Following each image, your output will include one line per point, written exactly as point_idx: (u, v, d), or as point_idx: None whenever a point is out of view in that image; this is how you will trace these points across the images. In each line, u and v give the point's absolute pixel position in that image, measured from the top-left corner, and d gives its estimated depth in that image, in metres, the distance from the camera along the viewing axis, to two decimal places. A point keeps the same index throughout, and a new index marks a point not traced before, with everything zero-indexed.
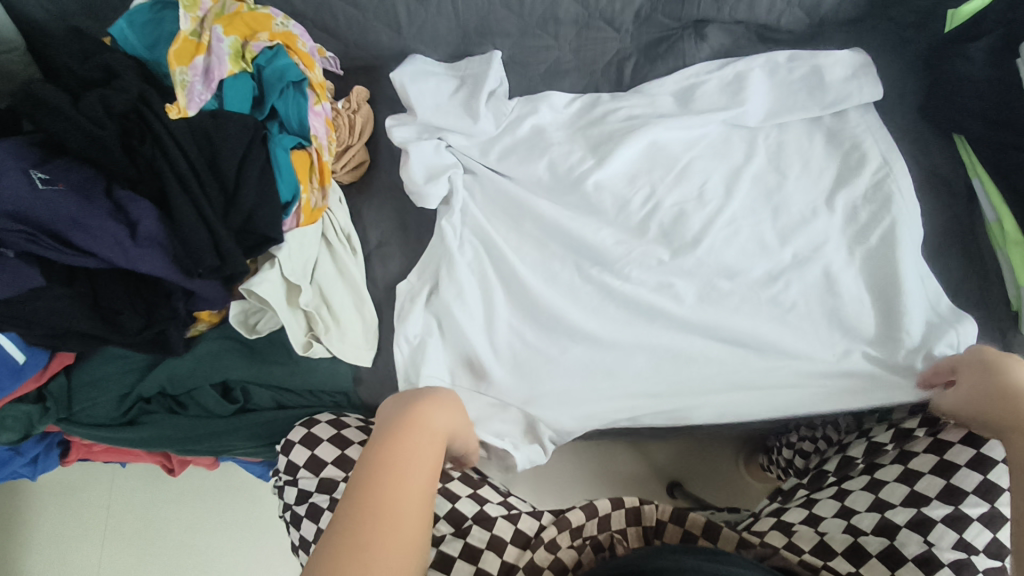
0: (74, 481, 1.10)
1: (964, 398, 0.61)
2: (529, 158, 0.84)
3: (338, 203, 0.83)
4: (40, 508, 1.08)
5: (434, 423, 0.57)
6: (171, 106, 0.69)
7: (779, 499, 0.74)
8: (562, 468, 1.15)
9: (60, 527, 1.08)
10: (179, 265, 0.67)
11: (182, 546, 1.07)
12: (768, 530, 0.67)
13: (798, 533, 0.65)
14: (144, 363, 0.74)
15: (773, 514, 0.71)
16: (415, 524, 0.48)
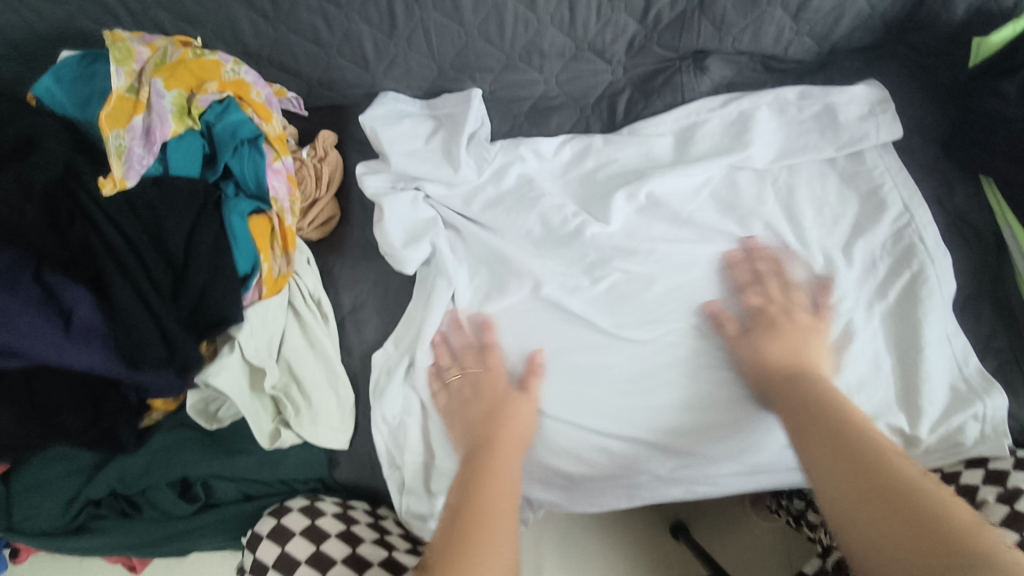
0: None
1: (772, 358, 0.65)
2: (519, 211, 0.77)
3: (307, 264, 0.76)
4: None
5: (483, 437, 0.63)
6: (104, 180, 0.60)
7: None
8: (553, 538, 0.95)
9: None
10: (124, 358, 0.59)
11: None
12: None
13: None
14: (91, 463, 0.67)
15: None
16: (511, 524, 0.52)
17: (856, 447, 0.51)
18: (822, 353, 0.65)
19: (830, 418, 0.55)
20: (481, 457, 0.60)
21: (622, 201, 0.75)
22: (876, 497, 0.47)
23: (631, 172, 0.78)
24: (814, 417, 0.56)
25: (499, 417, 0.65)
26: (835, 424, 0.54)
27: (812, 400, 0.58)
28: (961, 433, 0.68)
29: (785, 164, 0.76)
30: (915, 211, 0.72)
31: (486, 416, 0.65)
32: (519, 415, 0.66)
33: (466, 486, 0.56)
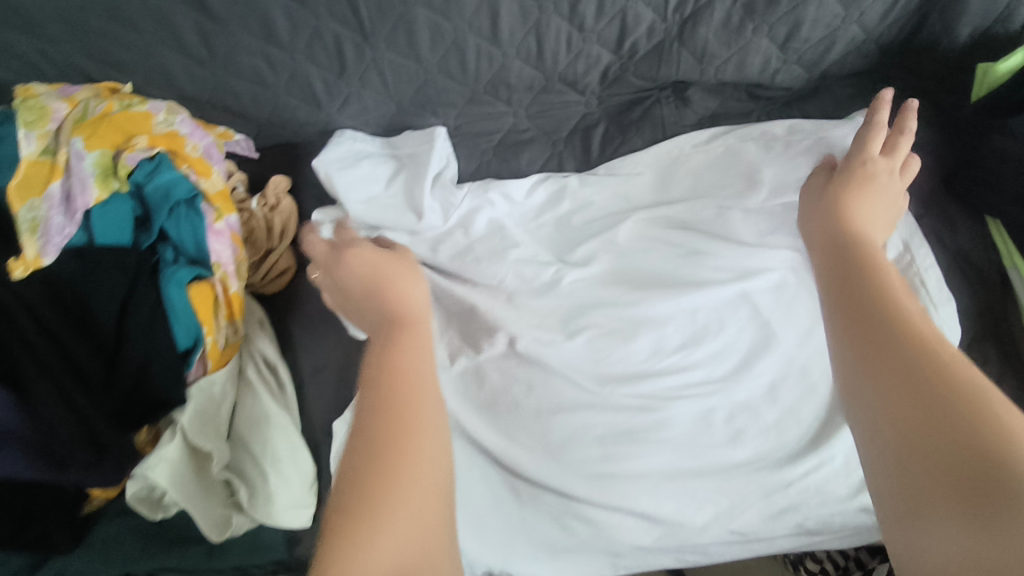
0: None
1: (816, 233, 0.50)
2: (487, 260, 0.70)
3: (261, 326, 0.70)
4: None
5: (380, 315, 0.44)
6: (14, 263, 0.53)
7: None
8: None
9: None
10: (49, 459, 0.54)
11: None
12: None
13: None
14: (21, 563, 0.60)
15: None
16: (440, 455, 0.36)
17: (869, 292, 0.39)
18: (883, 226, 0.51)
19: (849, 273, 0.42)
20: (372, 354, 0.40)
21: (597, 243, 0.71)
22: (886, 347, 0.36)
23: (610, 213, 0.73)
24: (838, 265, 0.44)
25: (376, 281, 0.45)
26: (855, 270, 0.42)
27: (841, 242, 0.46)
28: None
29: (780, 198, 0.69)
30: (916, 250, 0.66)
31: (366, 287, 0.46)
32: (387, 265, 0.47)
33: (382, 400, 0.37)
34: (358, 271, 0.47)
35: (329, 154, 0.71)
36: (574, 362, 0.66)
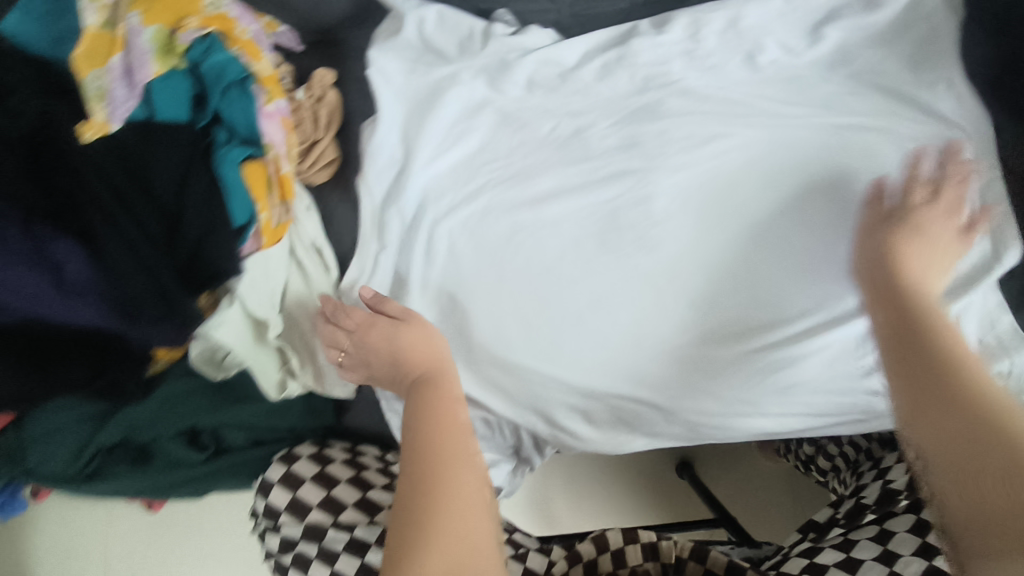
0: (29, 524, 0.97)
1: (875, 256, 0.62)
2: (525, 135, 0.73)
3: (307, 211, 0.73)
4: None
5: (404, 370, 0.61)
6: (87, 125, 0.56)
7: (814, 536, 0.72)
8: (590, 486, 1.14)
9: None
10: (120, 312, 0.58)
11: None
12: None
13: None
14: (97, 411, 0.66)
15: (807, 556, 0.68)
16: (480, 541, 0.50)
17: (950, 384, 0.47)
18: (951, 258, 0.61)
19: (931, 352, 0.50)
20: (410, 442, 0.55)
21: (632, 127, 0.71)
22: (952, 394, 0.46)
23: (644, 84, 0.72)
24: (902, 330, 0.54)
25: (900, 268, 0.59)
26: (934, 341, 0.51)
27: (911, 322, 0.54)
28: None
29: (827, 93, 0.70)
30: (961, 143, 0.67)
31: (391, 364, 0.63)
32: (937, 263, 0.60)
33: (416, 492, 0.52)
34: (916, 254, 0.60)
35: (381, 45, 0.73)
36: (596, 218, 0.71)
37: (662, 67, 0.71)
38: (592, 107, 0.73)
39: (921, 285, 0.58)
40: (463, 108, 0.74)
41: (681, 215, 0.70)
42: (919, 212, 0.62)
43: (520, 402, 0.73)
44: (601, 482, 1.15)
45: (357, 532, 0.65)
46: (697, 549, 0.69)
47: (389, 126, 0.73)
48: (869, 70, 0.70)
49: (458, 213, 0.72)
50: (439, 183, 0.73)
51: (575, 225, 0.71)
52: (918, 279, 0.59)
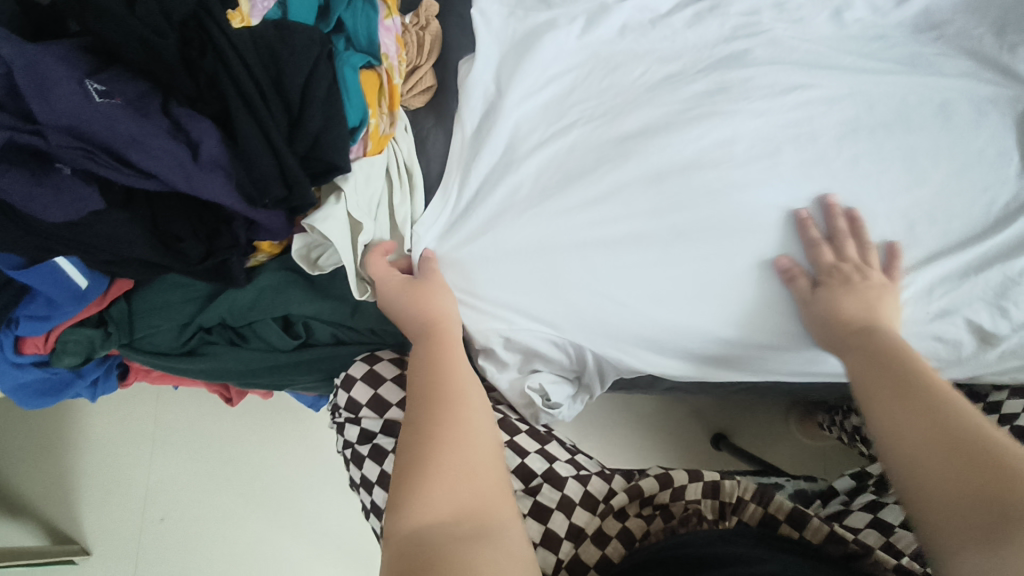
0: (156, 414, 1.23)
1: (823, 311, 0.69)
2: (616, 78, 0.77)
3: (404, 131, 0.77)
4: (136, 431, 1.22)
5: (421, 323, 0.70)
6: (234, 13, 0.63)
7: (874, 489, 0.74)
8: (629, 444, 1.17)
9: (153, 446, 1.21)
10: (243, 194, 0.63)
11: (254, 472, 1.21)
12: (863, 528, 0.68)
13: (898, 535, 0.66)
14: (203, 293, 0.71)
15: (868, 510, 0.71)
16: (485, 456, 0.59)
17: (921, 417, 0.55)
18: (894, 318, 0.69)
19: (914, 383, 0.58)
20: (421, 381, 0.64)
21: (719, 74, 0.74)
22: (926, 434, 0.53)
23: (734, 33, 0.76)
24: (888, 368, 0.61)
25: (846, 318, 0.68)
26: (915, 375, 0.59)
27: (885, 361, 0.62)
28: None
29: (910, 51, 0.74)
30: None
31: (404, 315, 0.71)
32: (887, 306, 0.69)
33: (416, 429, 0.59)
34: (854, 308, 0.68)
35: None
36: (682, 154, 0.73)
37: (752, 17, 0.76)
38: (682, 50, 0.77)
39: (876, 332, 0.66)
40: (559, 44, 0.77)
41: (767, 156, 0.72)
42: (855, 272, 0.69)
43: (591, 328, 0.76)
44: (641, 437, 1.18)
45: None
46: (760, 492, 0.65)
47: (485, 59, 0.77)
48: (948, 34, 0.75)
49: (549, 144, 0.76)
50: (530, 108, 0.77)
51: (658, 163, 0.73)
52: (870, 322, 0.68)
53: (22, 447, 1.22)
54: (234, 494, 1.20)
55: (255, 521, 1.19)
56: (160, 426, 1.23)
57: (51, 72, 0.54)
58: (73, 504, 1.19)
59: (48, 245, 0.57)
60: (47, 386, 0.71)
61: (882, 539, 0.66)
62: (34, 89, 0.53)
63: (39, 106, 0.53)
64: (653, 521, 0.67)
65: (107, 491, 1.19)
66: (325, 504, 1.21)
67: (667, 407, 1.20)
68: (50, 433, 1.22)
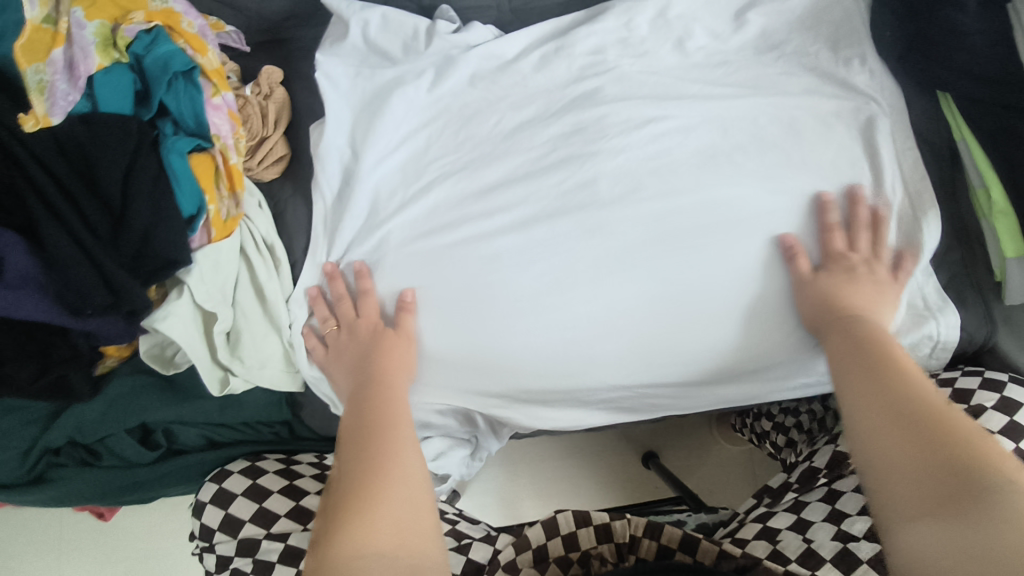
0: (53, 520, 1.04)
1: (818, 292, 0.68)
2: (471, 130, 0.75)
3: (258, 208, 0.73)
4: (30, 545, 1.03)
5: (371, 361, 0.66)
6: (26, 117, 0.57)
7: (768, 497, 0.73)
8: (560, 476, 1.15)
9: (53, 559, 1.03)
10: (65, 304, 0.58)
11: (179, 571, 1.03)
12: (752, 539, 0.66)
13: (785, 542, 0.64)
14: (45, 412, 0.65)
15: (759, 520, 0.68)
16: (420, 461, 0.55)
17: (896, 388, 0.55)
18: (888, 312, 0.67)
19: (889, 361, 0.58)
20: (365, 399, 0.62)
21: (575, 115, 0.73)
22: (891, 398, 0.54)
23: (583, 72, 0.74)
24: (848, 346, 0.62)
25: (840, 304, 0.66)
26: (886, 357, 0.59)
27: (858, 343, 0.61)
28: (912, 349, 0.72)
29: (757, 70, 0.74)
30: (878, 120, 0.72)
31: (361, 354, 0.68)
32: (884, 301, 0.67)
33: (356, 450, 0.55)
34: (860, 298, 0.66)
35: (326, 58, 0.74)
36: (547, 201, 0.72)
37: (599, 55, 0.74)
38: (536, 92, 0.75)
39: (860, 319, 0.65)
40: (409, 100, 0.75)
41: (628, 194, 0.71)
42: (864, 263, 0.68)
43: (476, 385, 0.74)
44: (569, 468, 1.15)
45: (289, 542, 0.63)
46: (650, 526, 0.66)
47: (334, 124, 0.74)
48: (791, 52, 0.74)
49: (407, 211, 0.73)
50: (387, 168, 0.75)
51: (524, 215, 0.72)
52: (866, 304, 0.66)
53: None
54: None
55: None
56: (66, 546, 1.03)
57: None
58: None
59: None
60: None
61: (769, 548, 0.64)
62: None
63: None
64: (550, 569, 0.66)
65: None
66: None
67: (594, 432, 1.18)
68: None
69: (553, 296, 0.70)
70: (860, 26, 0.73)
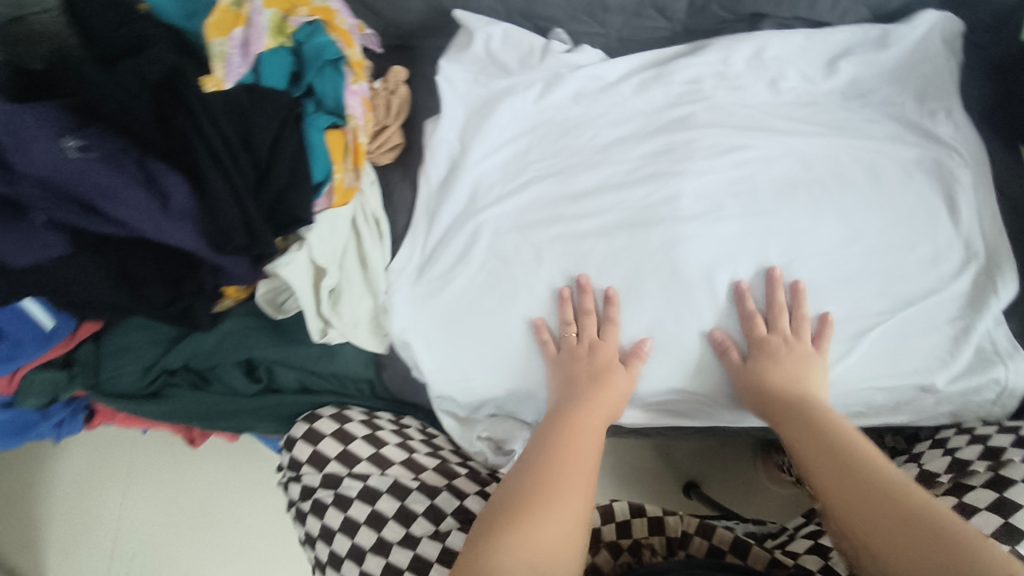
0: (130, 460, 1.22)
1: (756, 372, 0.72)
2: (569, 140, 0.82)
3: (371, 185, 0.82)
4: (107, 478, 1.21)
5: (576, 382, 0.72)
6: (208, 78, 0.68)
7: (819, 517, 0.75)
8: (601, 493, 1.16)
9: (122, 494, 1.20)
10: (209, 241, 0.67)
11: (225, 525, 1.18)
12: (803, 553, 0.70)
13: (836, 558, 0.67)
14: (170, 335, 0.74)
15: (809, 536, 0.72)
16: (584, 501, 0.60)
17: (862, 471, 0.58)
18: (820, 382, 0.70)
19: (841, 442, 0.62)
20: (559, 421, 0.68)
21: (666, 136, 0.80)
22: (862, 483, 0.57)
23: (677, 98, 0.81)
24: (802, 424, 0.66)
25: (769, 377, 0.71)
26: (849, 438, 0.62)
27: (811, 420, 0.66)
28: (974, 392, 0.74)
29: (844, 112, 0.79)
30: (956, 170, 0.75)
31: (568, 373, 0.74)
32: (813, 374, 0.70)
33: (528, 470, 0.62)
34: (779, 380, 0.70)
35: (450, 63, 0.83)
36: (637, 207, 0.78)
37: (695, 85, 0.81)
38: (633, 113, 0.82)
39: (801, 398, 0.68)
40: (518, 107, 0.83)
41: (711, 212, 0.76)
42: (784, 344, 0.72)
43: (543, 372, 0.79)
44: (611, 486, 1.17)
45: (369, 482, 0.69)
46: (702, 526, 0.72)
47: (448, 121, 0.83)
48: (879, 99, 0.79)
49: (502, 205, 0.81)
50: (491, 164, 0.83)
51: (609, 221, 0.78)
52: (789, 382, 0.70)
53: None
54: (204, 548, 1.16)
55: None
56: (134, 475, 1.20)
57: (29, 129, 0.57)
58: (33, 554, 1.17)
59: (18, 289, 0.59)
60: (13, 427, 0.73)
61: (820, 562, 0.67)
62: (12, 140, 0.56)
63: (16, 158, 0.56)
64: (601, 552, 0.71)
65: (71, 541, 1.17)
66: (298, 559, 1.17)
67: (641, 457, 1.19)
68: (21, 478, 1.22)
69: (629, 296, 0.76)
70: (948, 81, 0.77)
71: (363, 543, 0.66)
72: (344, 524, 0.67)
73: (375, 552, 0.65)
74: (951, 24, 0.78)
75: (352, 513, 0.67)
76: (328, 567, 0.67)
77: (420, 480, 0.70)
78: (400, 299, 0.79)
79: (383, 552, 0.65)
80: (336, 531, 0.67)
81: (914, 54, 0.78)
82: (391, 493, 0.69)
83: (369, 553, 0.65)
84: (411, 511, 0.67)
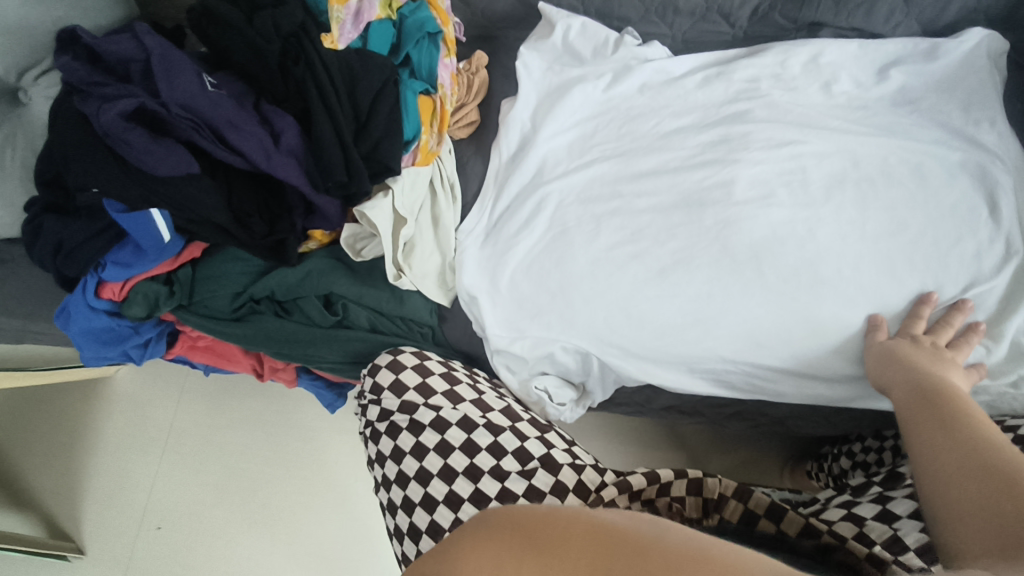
0: (173, 422, 1.32)
1: (875, 353, 0.75)
2: (633, 126, 0.88)
3: (448, 154, 0.92)
4: (151, 436, 1.31)
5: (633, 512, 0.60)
6: (326, 36, 0.77)
7: (852, 492, 0.76)
8: None
9: (163, 452, 1.30)
10: (309, 180, 0.74)
11: (254, 491, 1.26)
12: (836, 520, 0.70)
13: (870, 526, 0.68)
14: (258, 268, 0.82)
15: (844, 506, 0.72)
16: None
17: (976, 449, 0.58)
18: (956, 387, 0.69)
19: (963, 427, 0.62)
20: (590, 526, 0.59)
21: (723, 128, 0.85)
22: (971, 461, 0.57)
23: (735, 93, 0.88)
24: (931, 406, 0.66)
25: (909, 366, 0.71)
26: (966, 422, 0.62)
27: (943, 404, 0.66)
28: (1011, 385, 0.77)
29: (893, 115, 0.84)
30: (996, 172, 0.78)
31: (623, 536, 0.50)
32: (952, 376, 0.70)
33: None
34: (923, 364, 0.71)
35: (529, 53, 0.92)
36: (690, 186, 0.82)
37: (753, 83, 0.88)
38: (695, 104, 0.88)
39: (941, 385, 0.68)
40: (586, 94, 0.90)
41: (761, 202, 0.79)
42: (933, 345, 0.73)
43: (597, 334, 0.82)
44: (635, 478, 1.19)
45: (441, 413, 0.77)
46: (740, 489, 0.68)
47: (523, 102, 0.91)
48: (926, 106, 0.85)
49: (566, 179, 0.86)
50: (559, 141, 0.90)
51: (664, 200, 0.83)
52: (940, 377, 0.70)
53: (40, 447, 1.32)
54: (236, 509, 1.25)
55: (245, 545, 1.23)
56: (171, 435, 1.31)
57: (179, 64, 0.69)
58: (75, 501, 1.28)
59: (147, 197, 0.67)
60: (107, 337, 0.79)
61: (854, 530, 0.67)
62: (163, 74, 0.67)
63: (165, 88, 0.67)
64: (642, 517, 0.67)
65: (114, 492, 1.28)
66: (320, 524, 1.24)
67: (666, 452, 1.22)
68: (73, 429, 1.33)
69: (682, 270, 0.79)
70: (994, 93, 0.83)
71: (430, 468, 0.75)
72: (414, 447, 0.77)
73: (440, 478, 0.74)
74: (995, 43, 0.85)
75: (424, 439, 0.77)
76: (394, 484, 0.77)
77: (487, 417, 0.77)
78: (468, 257, 0.86)
79: (448, 481, 0.73)
80: (407, 452, 0.77)
81: (960, 67, 0.85)
82: (460, 425, 0.76)
83: (436, 477, 0.74)
84: (476, 444, 0.75)
